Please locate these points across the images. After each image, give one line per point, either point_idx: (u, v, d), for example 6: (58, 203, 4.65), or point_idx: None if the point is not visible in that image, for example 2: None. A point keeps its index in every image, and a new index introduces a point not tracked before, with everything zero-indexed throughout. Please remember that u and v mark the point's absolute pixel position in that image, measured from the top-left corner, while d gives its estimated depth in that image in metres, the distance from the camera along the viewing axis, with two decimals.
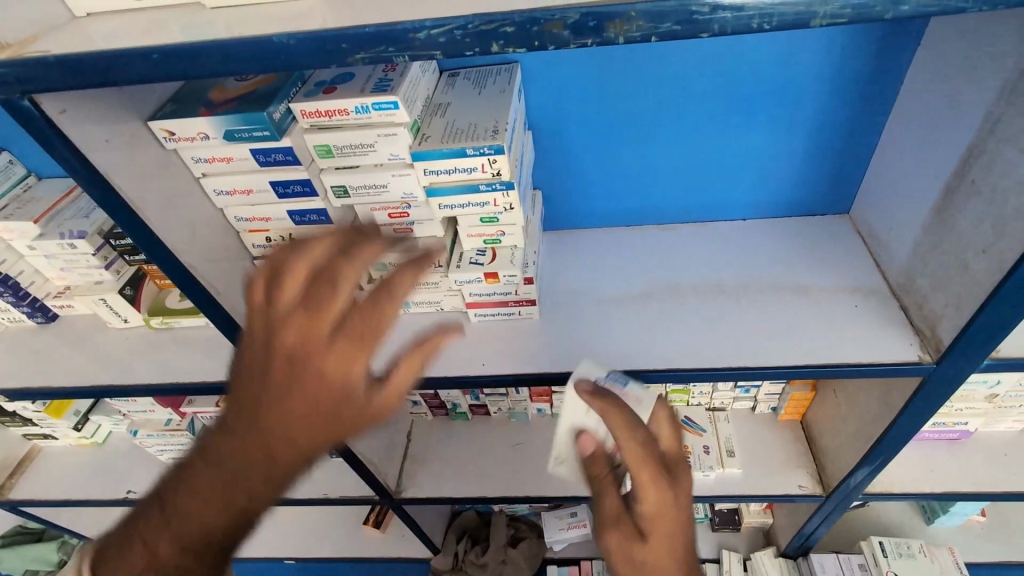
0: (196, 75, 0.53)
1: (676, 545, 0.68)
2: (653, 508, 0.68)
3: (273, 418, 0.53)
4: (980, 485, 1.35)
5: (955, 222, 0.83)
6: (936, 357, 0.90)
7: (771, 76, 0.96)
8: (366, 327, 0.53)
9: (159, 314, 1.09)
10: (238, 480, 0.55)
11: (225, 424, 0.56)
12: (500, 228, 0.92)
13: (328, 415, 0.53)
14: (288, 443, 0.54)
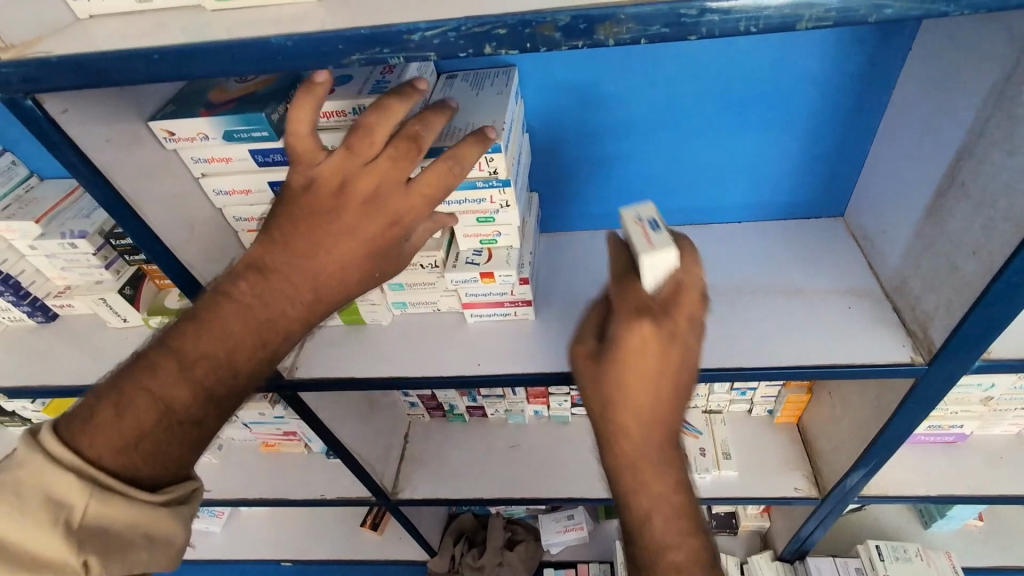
0: (196, 75, 0.54)
1: (650, 394, 0.67)
2: (631, 347, 0.66)
3: (328, 259, 0.70)
4: (976, 488, 1.36)
5: (945, 224, 0.84)
6: (928, 358, 0.91)
7: (765, 80, 0.97)
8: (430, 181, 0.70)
9: (158, 314, 1.09)
10: (273, 319, 0.73)
11: (269, 266, 0.71)
12: (496, 228, 0.93)
13: (377, 252, 0.72)
14: (337, 275, 0.72)
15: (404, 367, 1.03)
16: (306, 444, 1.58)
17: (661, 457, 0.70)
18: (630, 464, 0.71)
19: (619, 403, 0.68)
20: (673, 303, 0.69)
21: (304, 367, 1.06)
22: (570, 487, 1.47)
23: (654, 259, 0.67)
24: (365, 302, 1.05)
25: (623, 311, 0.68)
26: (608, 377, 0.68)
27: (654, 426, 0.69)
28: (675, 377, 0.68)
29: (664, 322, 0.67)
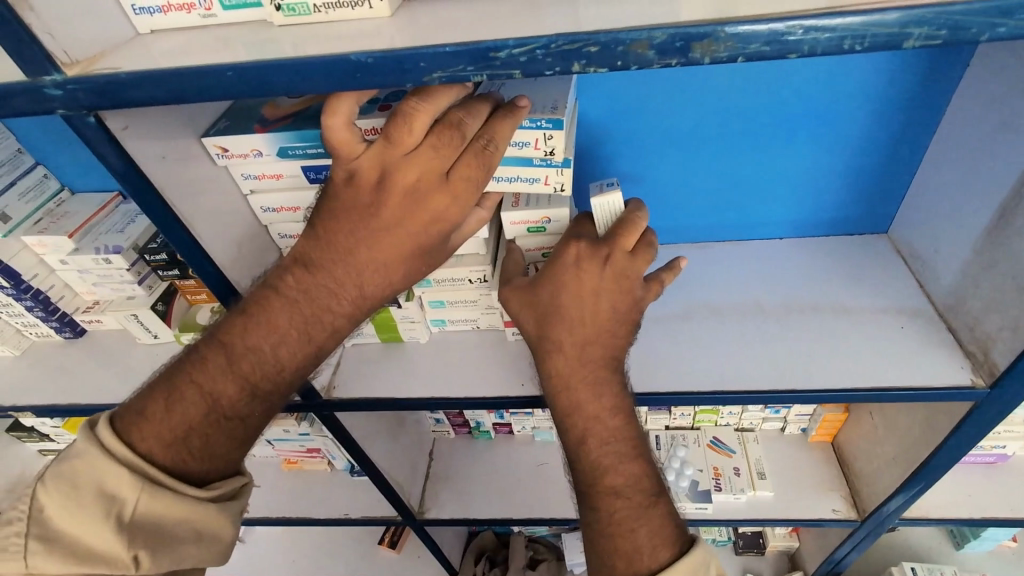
0: (268, 91, 0.52)
1: (577, 311, 0.76)
2: (559, 265, 0.78)
3: (370, 256, 0.70)
4: (1020, 511, 1.32)
5: (1010, 244, 0.82)
6: (990, 381, 0.88)
7: (816, 96, 0.95)
8: (471, 169, 0.66)
9: (189, 330, 1.07)
10: (317, 317, 0.73)
11: (312, 262, 0.71)
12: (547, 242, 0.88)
13: (423, 247, 0.71)
14: (383, 270, 0.71)
15: (444, 386, 1.00)
16: (329, 462, 1.54)
17: (592, 377, 0.78)
18: (562, 380, 0.79)
19: (552, 317, 0.77)
20: (618, 232, 0.78)
21: (341, 386, 1.03)
22: None
23: (602, 202, 0.80)
24: (404, 320, 1.03)
25: (564, 237, 0.80)
26: (541, 294, 0.78)
27: (588, 348, 0.78)
28: (608, 300, 0.77)
29: (599, 246, 0.77)
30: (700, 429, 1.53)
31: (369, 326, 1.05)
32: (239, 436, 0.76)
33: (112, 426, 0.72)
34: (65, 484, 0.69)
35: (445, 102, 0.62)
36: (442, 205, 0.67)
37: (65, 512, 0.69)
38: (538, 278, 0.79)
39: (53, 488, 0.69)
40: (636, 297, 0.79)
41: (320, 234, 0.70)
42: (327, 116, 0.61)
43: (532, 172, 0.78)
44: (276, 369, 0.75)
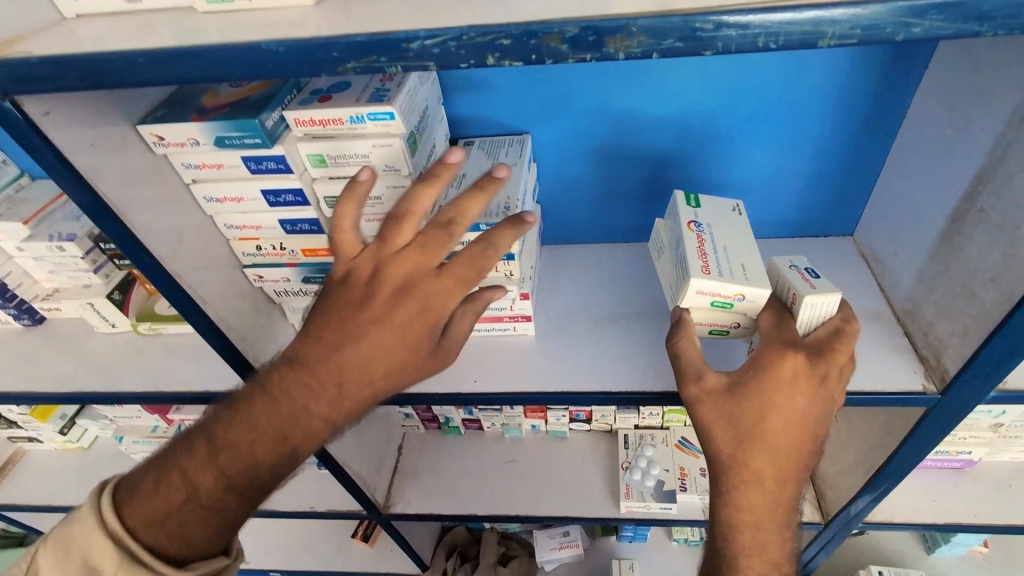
0: (185, 77, 0.52)
1: (788, 439, 0.73)
2: (778, 386, 0.72)
3: (354, 354, 0.68)
4: (984, 516, 1.31)
5: (960, 249, 0.82)
6: (941, 387, 0.87)
7: (777, 96, 0.94)
8: (458, 265, 0.68)
9: (147, 319, 1.07)
10: (296, 417, 0.70)
11: (299, 359, 0.69)
12: (734, 321, 0.87)
13: (410, 347, 0.68)
14: (368, 374, 0.69)
15: None
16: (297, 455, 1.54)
17: (778, 513, 0.78)
18: (753, 509, 0.77)
19: (754, 440, 0.73)
20: (835, 342, 0.76)
21: None
22: (566, 505, 1.44)
23: (817, 299, 0.78)
24: None
25: (775, 343, 0.75)
26: (744, 412, 0.73)
27: (784, 481, 0.75)
28: (815, 424, 0.74)
29: (818, 361, 0.74)
30: (669, 429, 1.51)
31: None
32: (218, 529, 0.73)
33: (116, 495, 0.74)
34: (59, 552, 0.70)
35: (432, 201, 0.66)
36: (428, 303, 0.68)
37: (60, 569, 0.69)
38: (744, 387, 0.73)
39: (50, 555, 0.70)
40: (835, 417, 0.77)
41: (311, 329, 0.70)
42: (337, 220, 0.68)
43: None
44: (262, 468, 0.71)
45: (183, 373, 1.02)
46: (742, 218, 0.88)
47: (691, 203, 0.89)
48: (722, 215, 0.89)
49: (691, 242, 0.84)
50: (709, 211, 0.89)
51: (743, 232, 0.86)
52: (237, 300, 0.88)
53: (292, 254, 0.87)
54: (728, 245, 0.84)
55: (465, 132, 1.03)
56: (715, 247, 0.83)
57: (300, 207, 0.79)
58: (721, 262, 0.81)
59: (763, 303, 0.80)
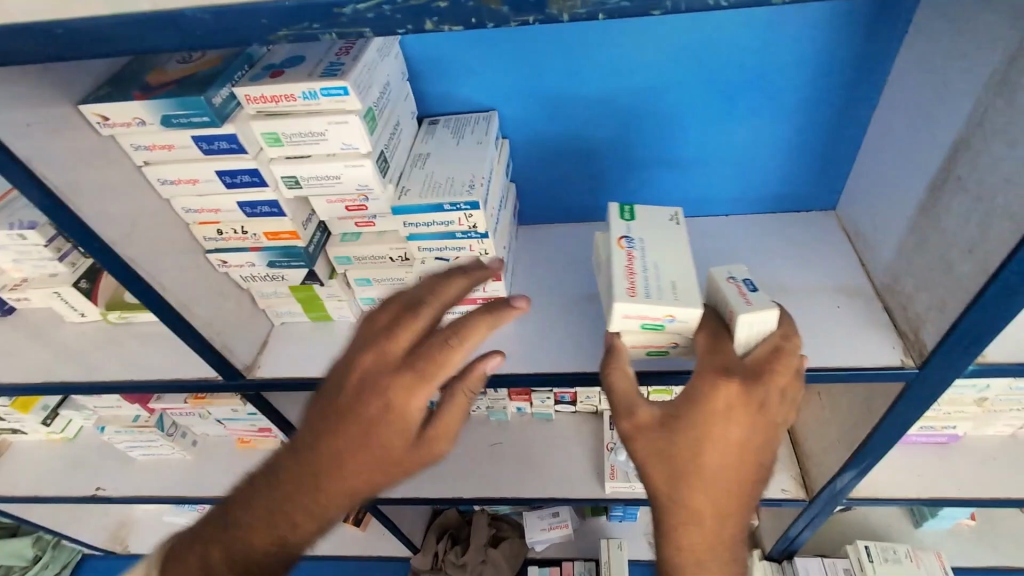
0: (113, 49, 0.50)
1: (727, 475, 0.68)
2: (712, 420, 0.67)
3: (335, 449, 0.62)
4: (968, 491, 1.30)
5: (939, 221, 0.79)
6: (919, 362, 0.86)
7: (752, 67, 0.91)
8: (445, 368, 0.60)
9: (116, 309, 1.05)
10: (291, 511, 0.65)
11: (298, 449, 0.65)
12: (670, 340, 0.86)
13: (390, 450, 0.62)
14: (356, 468, 0.63)
15: None
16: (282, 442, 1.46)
17: (726, 563, 0.71)
18: (696, 558, 0.69)
19: (690, 479, 0.68)
20: (772, 362, 0.73)
21: (267, 366, 0.97)
22: (551, 486, 1.44)
23: (752, 317, 0.76)
24: (331, 297, 0.96)
25: (709, 368, 0.71)
26: (677, 447, 0.68)
27: (725, 523, 0.69)
28: (754, 454, 0.69)
29: (756, 386, 0.69)
30: None
31: (296, 305, 0.98)
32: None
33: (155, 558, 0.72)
34: None
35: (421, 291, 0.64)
36: (410, 402, 0.60)
37: None
38: (678, 420, 0.68)
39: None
40: (779, 444, 0.72)
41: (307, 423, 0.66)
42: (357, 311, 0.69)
43: (455, 244, 0.85)
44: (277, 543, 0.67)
45: (154, 362, 1.01)
46: (679, 227, 0.88)
47: (624, 216, 0.90)
48: (659, 227, 0.89)
49: (621, 260, 0.83)
50: (644, 224, 0.89)
51: (676, 244, 0.86)
52: (202, 285, 0.87)
53: (255, 237, 0.84)
54: (659, 262, 0.83)
55: (434, 110, 1.01)
56: (645, 265, 0.82)
57: (257, 188, 0.77)
58: (649, 283, 0.80)
59: (696, 322, 0.79)
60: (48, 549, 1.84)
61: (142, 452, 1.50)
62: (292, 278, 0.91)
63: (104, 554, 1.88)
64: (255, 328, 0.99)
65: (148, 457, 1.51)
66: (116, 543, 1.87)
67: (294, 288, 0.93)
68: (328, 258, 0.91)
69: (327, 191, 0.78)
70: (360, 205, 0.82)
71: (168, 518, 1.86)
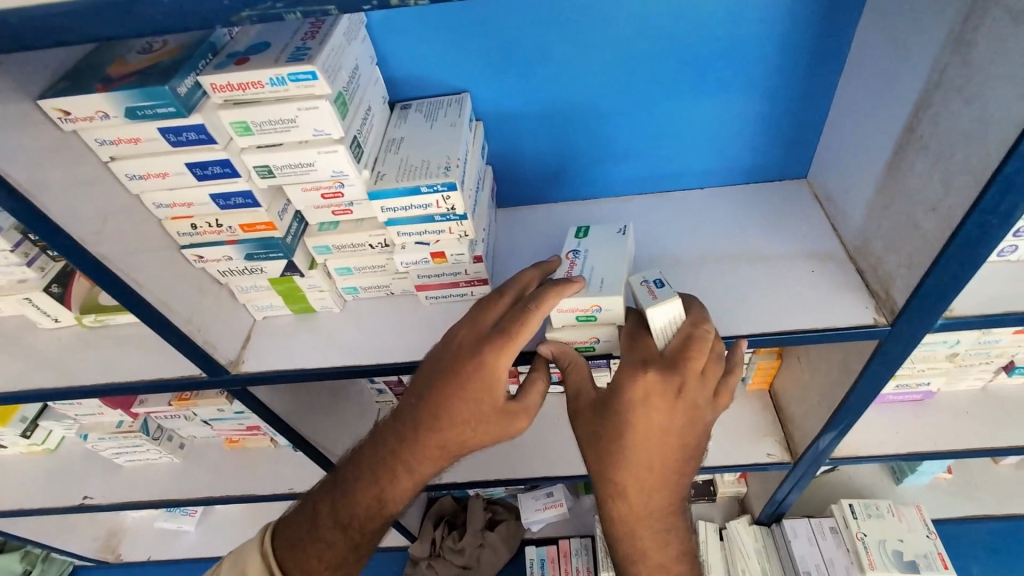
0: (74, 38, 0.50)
1: (648, 456, 0.77)
2: (631, 412, 0.75)
3: (438, 403, 0.81)
4: (943, 444, 1.35)
5: (904, 181, 0.82)
6: (891, 319, 0.88)
7: (721, 39, 0.92)
8: (526, 333, 0.77)
9: (91, 312, 1.03)
10: (401, 457, 0.87)
11: (400, 412, 0.87)
12: (593, 334, 0.88)
13: (487, 402, 0.80)
14: (453, 425, 0.82)
15: (357, 349, 0.96)
16: (272, 440, 1.46)
17: (656, 523, 0.82)
18: (627, 520, 0.83)
19: (615, 458, 0.78)
20: (687, 350, 0.77)
21: (251, 360, 0.96)
22: (543, 465, 1.46)
23: (661, 306, 0.80)
24: (312, 289, 0.96)
25: (630, 364, 0.77)
26: (605, 434, 0.78)
27: (652, 495, 0.80)
28: (677, 437, 0.77)
29: (671, 377, 0.75)
30: None
31: (276, 298, 0.98)
32: (336, 560, 0.90)
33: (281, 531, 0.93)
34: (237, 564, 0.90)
35: (512, 282, 0.85)
36: (496, 363, 0.78)
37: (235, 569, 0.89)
38: (605, 411, 0.77)
39: (226, 567, 0.89)
40: (707, 425, 0.79)
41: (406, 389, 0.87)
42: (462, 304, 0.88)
43: (435, 227, 0.85)
44: (375, 504, 0.90)
45: (134, 364, 0.99)
46: (625, 238, 0.92)
47: (578, 234, 0.95)
48: (607, 239, 0.93)
49: (561, 265, 0.89)
50: (596, 239, 0.94)
51: (619, 250, 0.90)
52: (179, 282, 0.86)
53: (230, 230, 0.84)
54: (597, 263, 0.88)
55: (405, 94, 1.00)
56: (583, 268, 0.88)
57: (229, 179, 0.76)
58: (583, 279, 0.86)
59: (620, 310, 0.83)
60: (37, 563, 1.81)
61: (128, 458, 1.48)
62: (271, 270, 0.90)
63: (97, 564, 1.85)
64: (237, 322, 0.98)
65: (135, 462, 1.49)
66: (108, 552, 1.84)
67: (273, 280, 0.93)
68: (307, 248, 0.90)
69: (301, 178, 0.78)
70: (336, 191, 0.82)
71: (160, 523, 1.84)
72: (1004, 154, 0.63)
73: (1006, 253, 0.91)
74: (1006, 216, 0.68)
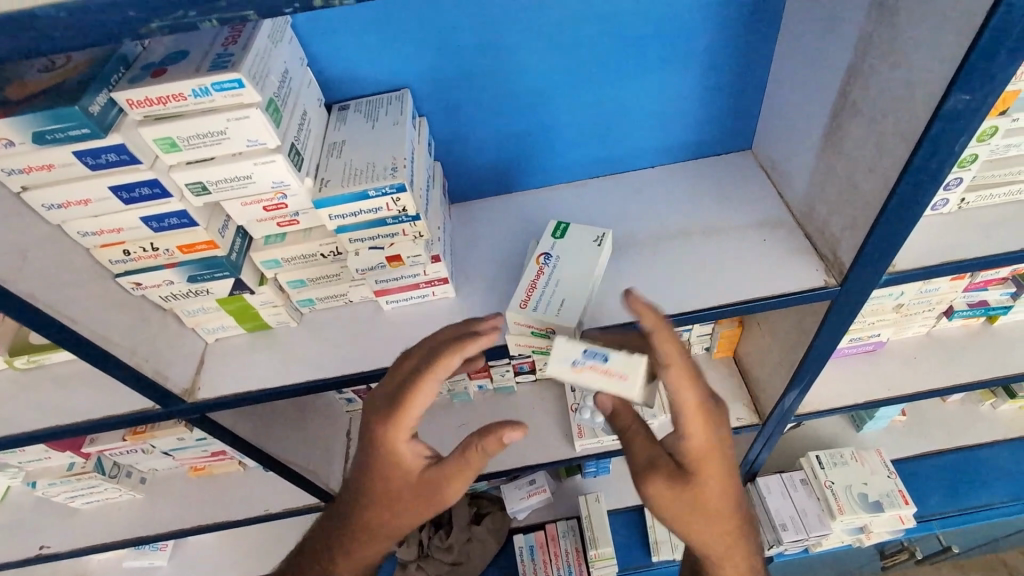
0: None
1: (728, 485, 0.76)
2: (715, 454, 0.73)
3: (366, 480, 0.82)
4: (896, 389, 1.43)
5: (842, 146, 0.84)
6: (840, 279, 0.92)
7: (656, 17, 0.92)
8: (420, 400, 0.74)
9: (22, 353, 0.95)
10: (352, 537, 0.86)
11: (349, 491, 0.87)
12: (551, 343, 0.87)
13: (403, 477, 0.80)
14: (386, 499, 0.82)
15: (319, 362, 0.93)
16: (239, 461, 1.40)
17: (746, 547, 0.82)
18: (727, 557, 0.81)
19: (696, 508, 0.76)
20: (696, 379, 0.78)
21: (207, 386, 0.92)
22: (522, 454, 1.46)
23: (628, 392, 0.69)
24: (265, 305, 0.92)
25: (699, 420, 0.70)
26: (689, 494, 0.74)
27: (740, 513, 0.80)
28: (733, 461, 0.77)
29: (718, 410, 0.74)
30: None
31: (228, 318, 0.93)
32: None
33: None
34: None
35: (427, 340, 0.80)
36: (396, 437, 0.77)
37: None
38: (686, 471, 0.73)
39: None
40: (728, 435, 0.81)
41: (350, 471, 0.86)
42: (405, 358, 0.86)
43: (387, 230, 0.83)
44: None
45: (79, 403, 0.93)
46: (599, 249, 0.91)
47: (555, 234, 0.95)
48: (581, 245, 0.93)
49: (530, 274, 0.90)
50: (570, 243, 0.94)
51: (591, 266, 0.90)
52: (117, 313, 0.80)
53: (168, 253, 0.79)
54: (565, 280, 0.88)
55: (342, 94, 0.96)
56: (548, 281, 0.88)
57: (161, 200, 0.71)
58: (545, 296, 0.86)
59: (573, 336, 0.83)
60: None
61: (85, 500, 1.40)
62: (218, 290, 0.86)
63: None
64: (187, 349, 0.93)
65: (93, 504, 1.41)
66: None
67: (221, 301, 0.88)
68: (255, 264, 0.86)
69: (240, 193, 0.74)
70: (279, 203, 0.78)
71: (129, 563, 1.75)
72: (931, 115, 0.66)
73: (940, 206, 0.96)
74: (937, 171, 0.71)
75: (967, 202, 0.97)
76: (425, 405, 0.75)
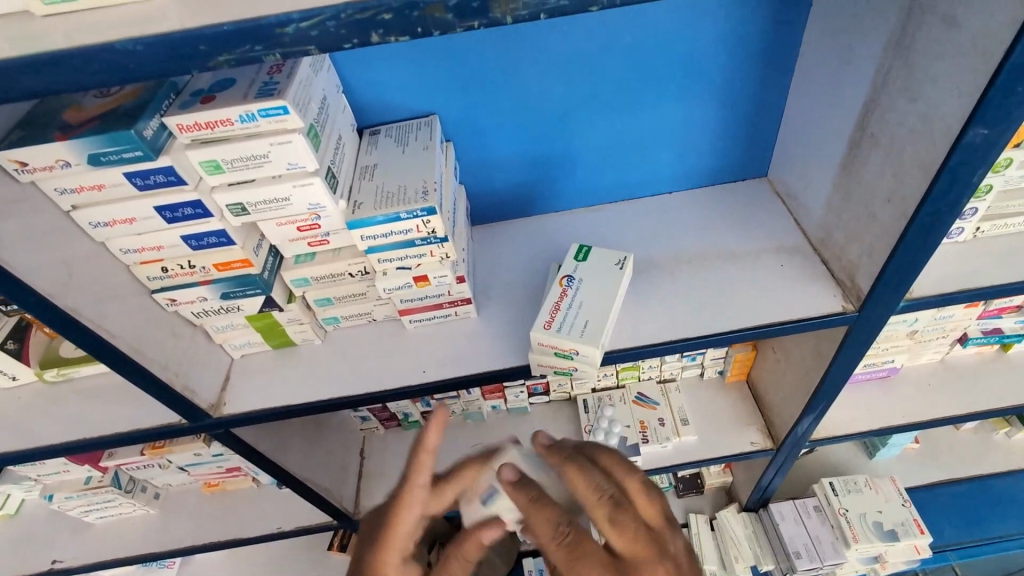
0: (45, 89, 0.48)
1: None
2: None
3: None
4: (912, 416, 1.42)
5: (859, 176, 0.87)
6: (858, 306, 0.92)
7: (677, 49, 0.96)
8: (409, 509, 0.82)
9: (53, 365, 0.97)
10: None
11: None
12: (573, 363, 0.89)
13: None
14: None
15: (343, 380, 0.94)
16: (253, 478, 1.41)
17: None
18: None
19: None
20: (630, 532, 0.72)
21: (232, 401, 0.93)
22: None
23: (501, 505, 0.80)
24: (291, 323, 0.94)
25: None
26: None
27: None
28: None
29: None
30: (624, 386, 1.54)
31: (255, 334, 0.95)
32: None
33: None
34: None
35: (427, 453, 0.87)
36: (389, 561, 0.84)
37: None
38: None
39: None
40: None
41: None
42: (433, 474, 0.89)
43: (415, 251, 0.85)
44: None
45: (106, 417, 0.94)
46: (621, 272, 0.93)
47: (577, 257, 0.96)
48: (602, 269, 0.94)
49: (554, 295, 0.91)
50: (592, 266, 0.95)
51: (612, 288, 0.91)
52: (151, 328, 0.82)
53: (204, 271, 0.81)
54: (588, 302, 0.90)
55: (373, 119, 0.99)
56: (571, 302, 0.90)
57: (200, 220, 0.74)
58: (568, 318, 0.88)
59: (596, 357, 0.85)
60: None
61: (99, 515, 1.40)
62: (248, 307, 0.88)
63: None
64: (214, 365, 0.95)
65: (107, 519, 1.41)
66: None
67: (250, 317, 0.90)
68: (285, 282, 0.88)
69: (277, 213, 0.76)
70: (312, 224, 0.81)
71: None
72: (949, 148, 0.68)
73: (955, 235, 0.98)
74: (955, 203, 0.73)
75: (982, 231, 0.98)
76: (411, 519, 0.82)
